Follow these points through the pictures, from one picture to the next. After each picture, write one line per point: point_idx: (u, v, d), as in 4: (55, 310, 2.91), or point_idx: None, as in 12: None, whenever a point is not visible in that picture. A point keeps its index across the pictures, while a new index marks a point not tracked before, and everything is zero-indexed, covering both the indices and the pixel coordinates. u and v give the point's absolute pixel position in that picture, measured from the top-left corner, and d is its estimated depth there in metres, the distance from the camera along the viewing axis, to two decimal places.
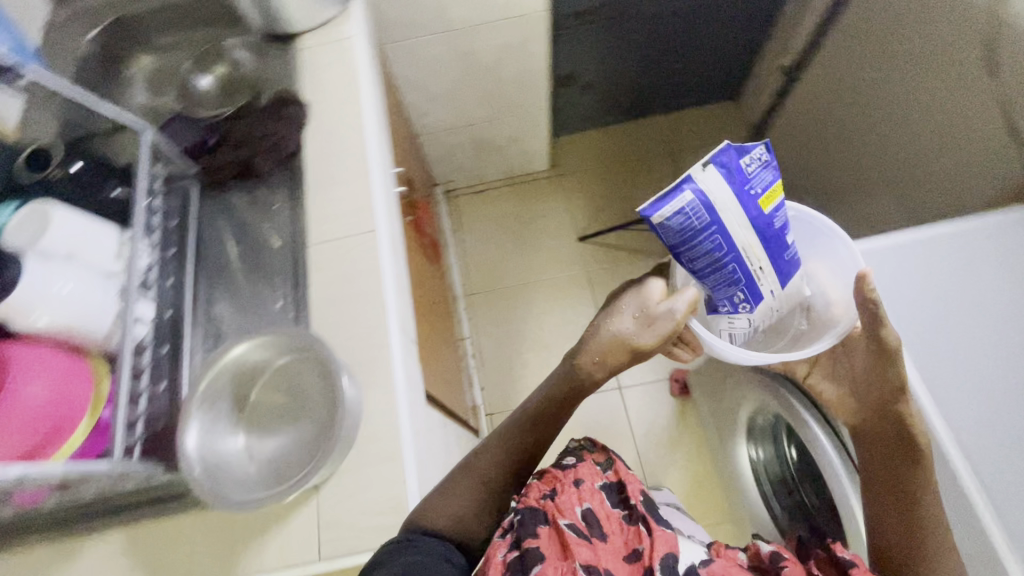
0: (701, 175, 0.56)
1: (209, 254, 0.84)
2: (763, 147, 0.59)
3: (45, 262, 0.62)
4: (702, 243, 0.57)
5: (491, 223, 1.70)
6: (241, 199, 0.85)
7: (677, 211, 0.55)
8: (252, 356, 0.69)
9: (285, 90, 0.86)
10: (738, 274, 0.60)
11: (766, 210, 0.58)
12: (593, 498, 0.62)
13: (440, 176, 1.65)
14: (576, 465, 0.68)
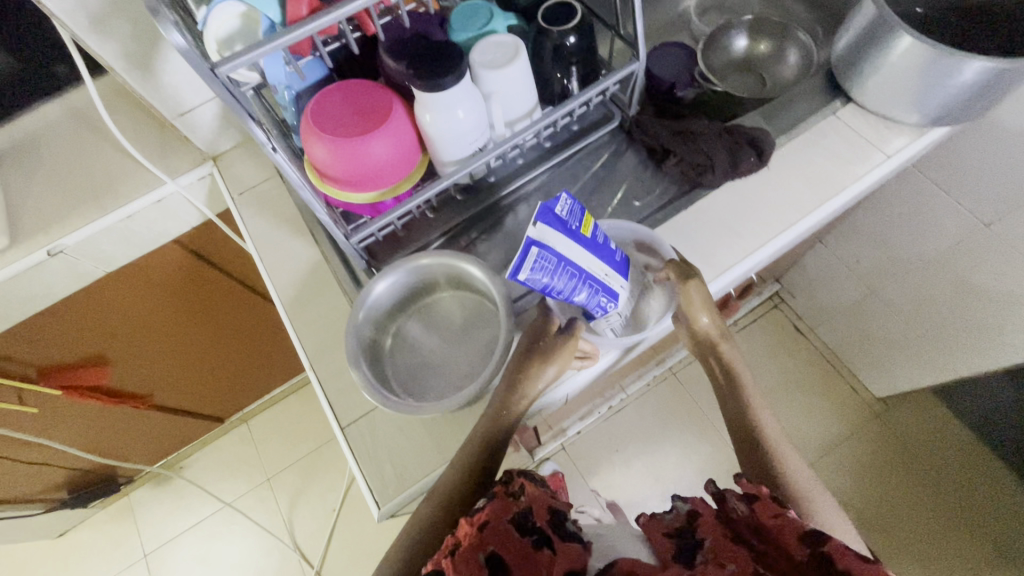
0: (534, 232, 0.51)
1: (526, 206, 0.72)
2: (562, 195, 0.55)
3: (471, 87, 0.57)
4: (559, 285, 0.55)
5: (773, 344, 1.50)
6: (601, 182, 0.73)
7: (532, 268, 0.52)
8: (421, 268, 0.62)
9: (755, 143, 0.68)
10: (594, 287, 0.58)
11: (589, 232, 0.57)
12: (503, 536, 0.48)
13: (820, 257, 1.27)
14: (479, 514, 0.51)
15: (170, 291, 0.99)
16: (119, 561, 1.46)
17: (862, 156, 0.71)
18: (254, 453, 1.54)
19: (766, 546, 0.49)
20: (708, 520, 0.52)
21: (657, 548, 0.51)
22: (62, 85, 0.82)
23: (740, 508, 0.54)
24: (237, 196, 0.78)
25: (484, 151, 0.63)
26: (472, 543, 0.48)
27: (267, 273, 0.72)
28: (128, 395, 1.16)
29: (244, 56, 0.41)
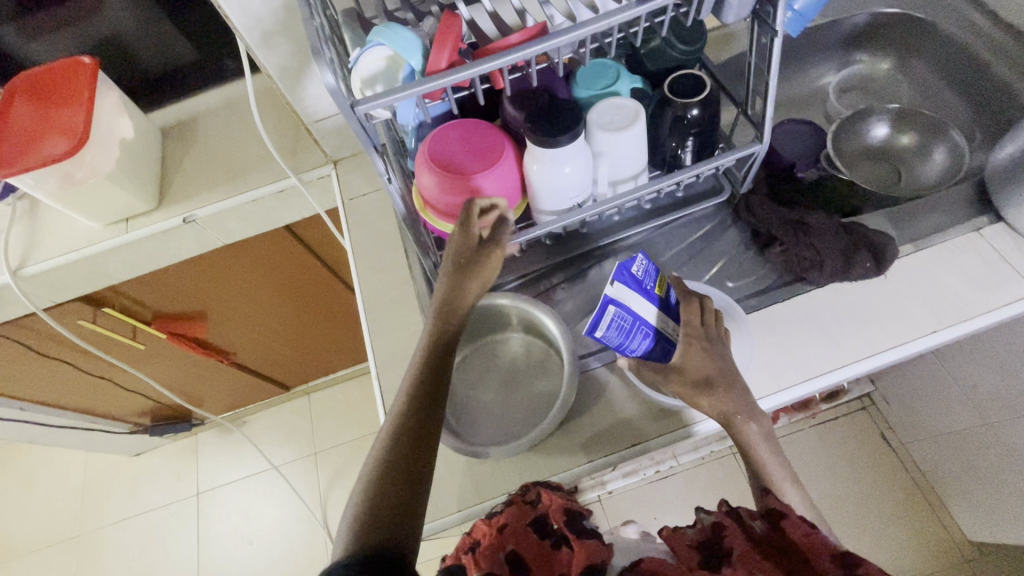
0: (613, 290, 0.51)
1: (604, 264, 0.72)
2: (639, 254, 0.54)
3: (583, 146, 0.58)
4: (632, 343, 0.54)
5: (857, 451, 1.35)
6: (699, 251, 0.71)
7: (608, 327, 0.51)
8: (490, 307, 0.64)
9: (872, 245, 0.63)
10: (664, 344, 0.56)
11: (661, 290, 0.56)
12: (519, 536, 0.48)
13: (928, 372, 1.14)
14: (497, 517, 0.51)
15: (271, 268, 1.09)
16: (176, 492, 1.62)
17: (1002, 284, 0.62)
18: (309, 425, 1.64)
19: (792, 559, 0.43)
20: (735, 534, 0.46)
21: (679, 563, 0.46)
22: (228, 77, 0.94)
23: (759, 526, 0.47)
24: (347, 200, 0.84)
25: (581, 208, 0.64)
26: (493, 540, 0.48)
27: (357, 278, 0.77)
28: (217, 349, 1.29)
29: (381, 99, 0.44)
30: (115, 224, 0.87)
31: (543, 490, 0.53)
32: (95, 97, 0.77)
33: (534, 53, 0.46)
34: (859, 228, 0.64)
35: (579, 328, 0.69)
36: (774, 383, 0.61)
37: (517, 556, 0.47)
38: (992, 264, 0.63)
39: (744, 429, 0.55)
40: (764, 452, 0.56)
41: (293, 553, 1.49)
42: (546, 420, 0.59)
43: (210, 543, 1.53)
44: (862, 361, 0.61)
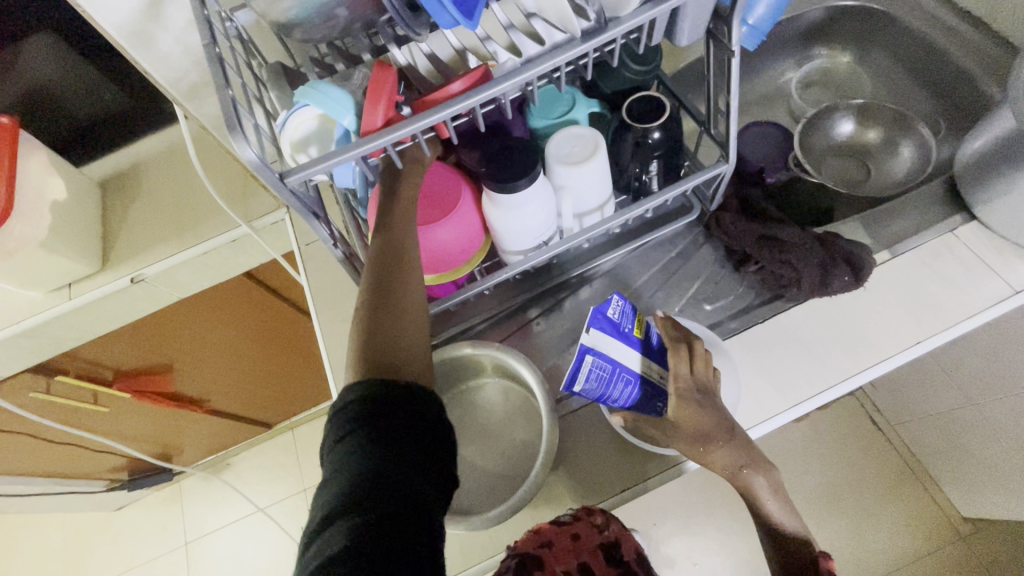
0: (588, 338, 0.48)
1: (573, 290, 0.70)
2: (614, 295, 0.51)
3: (543, 183, 0.55)
4: (614, 391, 0.51)
5: (847, 435, 1.35)
6: (672, 272, 0.69)
7: (587, 379, 0.48)
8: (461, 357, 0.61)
9: (849, 257, 0.61)
10: (648, 389, 0.53)
11: (640, 331, 0.53)
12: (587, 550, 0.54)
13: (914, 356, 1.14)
14: (574, 520, 0.55)
15: (235, 315, 1.03)
16: (163, 544, 1.56)
17: (981, 284, 0.61)
18: (295, 461, 1.59)
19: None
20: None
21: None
22: (165, 121, 0.88)
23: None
24: (304, 245, 0.80)
25: (547, 244, 0.61)
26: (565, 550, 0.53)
27: (321, 330, 0.72)
28: (188, 399, 1.23)
29: (314, 166, 0.40)
30: (56, 291, 0.81)
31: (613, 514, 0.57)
32: (16, 160, 0.71)
33: (478, 102, 0.42)
34: (835, 241, 0.62)
35: (557, 366, 0.66)
36: (764, 413, 0.59)
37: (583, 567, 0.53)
38: (972, 265, 0.62)
39: (752, 481, 0.53)
40: (778, 508, 0.53)
41: None
42: (530, 482, 0.53)
43: None
44: (849, 378, 0.59)
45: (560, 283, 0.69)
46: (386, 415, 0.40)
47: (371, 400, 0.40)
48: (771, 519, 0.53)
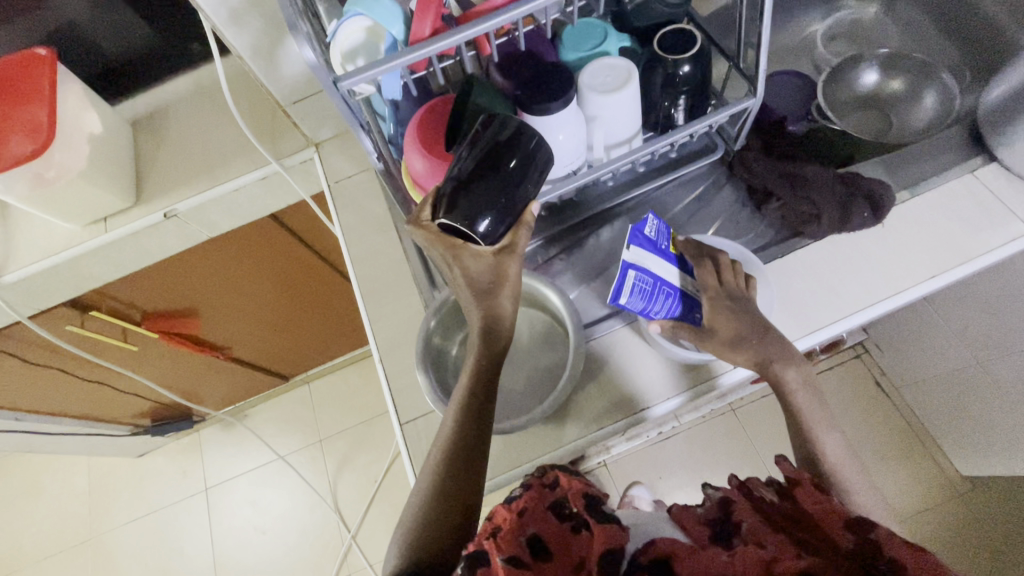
0: (630, 254, 0.50)
1: (596, 224, 0.72)
2: (649, 216, 0.53)
3: (575, 110, 0.57)
4: (655, 305, 0.54)
5: (852, 396, 1.38)
6: (693, 210, 0.71)
7: (632, 292, 0.50)
8: None
9: (866, 193, 0.63)
10: (683, 302, 0.57)
11: (672, 248, 0.57)
12: (538, 517, 0.46)
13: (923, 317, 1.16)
14: (515, 501, 0.48)
15: (260, 259, 1.06)
16: (185, 488, 1.62)
17: (998, 224, 0.62)
18: (311, 414, 1.64)
19: (802, 529, 0.45)
20: (745, 505, 0.48)
21: (691, 534, 0.47)
22: (195, 61, 0.89)
23: (769, 495, 0.50)
24: (333, 183, 0.82)
25: (575, 174, 0.63)
26: (510, 524, 0.45)
27: (351, 262, 0.75)
28: (212, 345, 1.27)
29: (366, 72, 0.42)
30: (93, 225, 0.84)
31: (560, 473, 0.51)
32: (57, 90, 0.72)
33: (525, 13, 0.43)
34: (855, 181, 0.64)
35: (581, 296, 0.69)
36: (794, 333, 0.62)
37: (536, 537, 0.44)
38: (988, 204, 0.64)
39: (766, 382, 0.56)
40: (804, 397, 0.58)
41: (307, 539, 1.50)
42: (558, 390, 0.58)
43: (224, 536, 1.54)
44: (863, 308, 0.61)
45: (585, 217, 0.71)
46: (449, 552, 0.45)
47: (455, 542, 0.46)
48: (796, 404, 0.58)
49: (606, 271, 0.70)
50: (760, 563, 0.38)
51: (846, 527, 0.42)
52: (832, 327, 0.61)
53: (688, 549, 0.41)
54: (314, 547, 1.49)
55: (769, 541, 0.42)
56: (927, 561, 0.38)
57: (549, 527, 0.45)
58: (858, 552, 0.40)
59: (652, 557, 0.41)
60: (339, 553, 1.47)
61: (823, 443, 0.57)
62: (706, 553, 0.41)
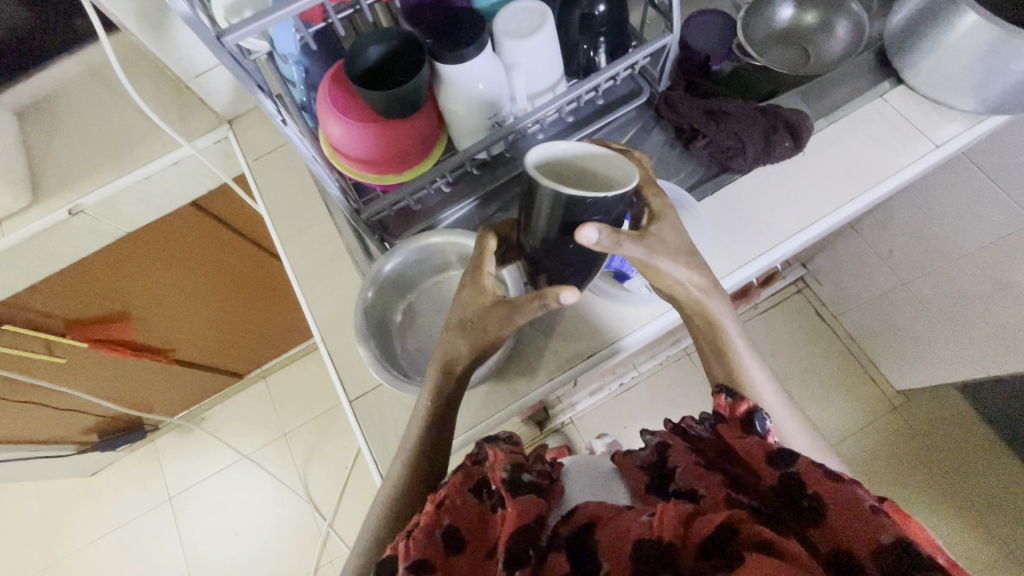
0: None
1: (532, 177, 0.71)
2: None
3: (491, 56, 0.55)
4: None
5: (797, 329, 1.45)
6: (625, 156, 0.71)
7: None
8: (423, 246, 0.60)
9: (787, 122, 0.64)
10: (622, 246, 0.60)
11: None
12: (456, 505, 0.47)
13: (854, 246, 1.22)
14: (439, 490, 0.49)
15: (188, 252, 0.99)
16: (146, 501, 1.55)
17: (907, 144, 0.66)
18: (272, 409, 1.59)
19: (735, 468, 0.46)
20: (677, 448, 0.49)
21: (628, 481, 0.50)
22: (81, 40, 0.81)
23: (701, 430, 0.52)
24: (252, 160, 0.77)
25: (500, 126, 0.61)
26: (427, 518, 0.46)
27: (281, 241, 0.71)
28: (152, 349, 1.20)
29: (250, 24, 0.39)
30: None
31: (487, 446, 0.52)
32: None
33: None
34: (776, 111, 0.65)
35: None
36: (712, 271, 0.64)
37: (454, 529, 0.46)
38: (897, 127, 0.66)
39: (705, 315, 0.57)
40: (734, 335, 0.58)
41: (282, 533, 1.47)
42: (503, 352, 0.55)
43: (196, 541, 1.50)
44: (790, 236, 0.64)
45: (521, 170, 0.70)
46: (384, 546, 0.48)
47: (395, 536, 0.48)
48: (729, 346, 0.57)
49: None
50: (679, 521, 0.39)
51: (771, 464, 0.44)
52: (764, 257, 0.64)
53: (613, 512, 0.43)
54: (290, 540, 1.47)
55: (697, 484, 0.44)
56: (844, 490, 0.40)
57: (467, 513, 0.47)
58: (785, 488, 0.42)
59: (573, 526, 0.43)
60: (318, 542, 1.44)
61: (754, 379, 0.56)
62: (629, 515, 0.42)
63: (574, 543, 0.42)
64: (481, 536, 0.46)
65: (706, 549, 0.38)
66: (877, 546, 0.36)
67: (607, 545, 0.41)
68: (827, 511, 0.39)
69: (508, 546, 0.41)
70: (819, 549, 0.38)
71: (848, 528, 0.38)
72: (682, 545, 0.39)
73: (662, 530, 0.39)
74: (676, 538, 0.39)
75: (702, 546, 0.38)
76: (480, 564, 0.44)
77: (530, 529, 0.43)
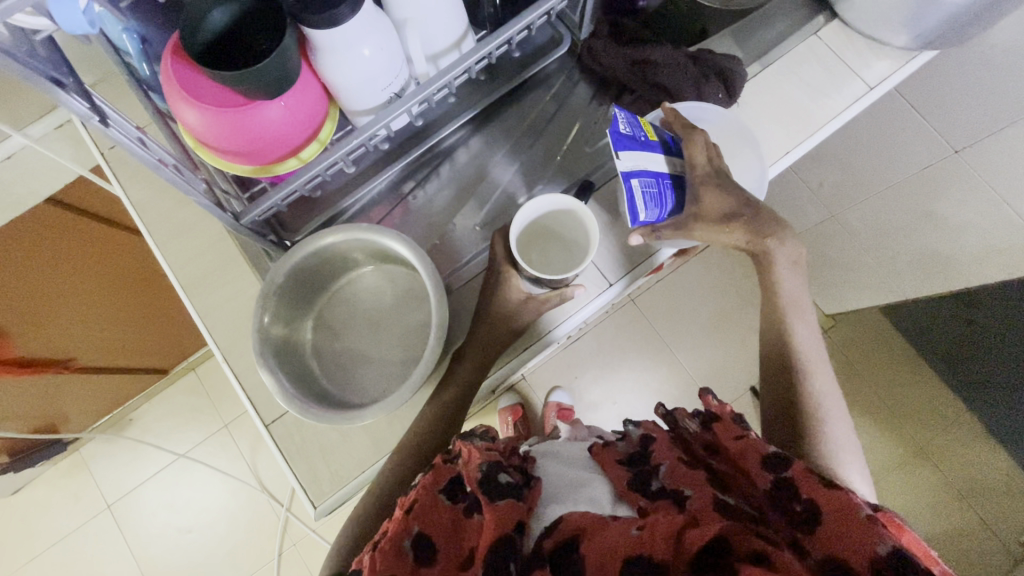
0: (626, 164, 0.48)
1: (450, 144, 0.64)
2: (616, 111, 0.49)
3: (375, 14, 0.45)
4: (665, 201, 0.53)
5: None
6: (550, 117, 0.64)
7: (644, 200, 0.49)
8: (313, 249, 0.51)
9: (720, 69, 0.59)
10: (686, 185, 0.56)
11: (651, 133, 0.53)
12: (427, 511, 0.44)
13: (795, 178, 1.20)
14: (411, 494, 0.47)
15: (66, 252, 0.80)
16: (80, 513, 1.42)
17: (842, 86, 0.62)
18: (207, 401, 1.46)
19: (725, 466, 0.47)
20: (662, 445, 0.49)
21: (609, 476, 0.47)
22: None
23: (694, 428, 0.53)
24: (106, 148, 0.63)
25: (401, 96, 0.52)
26: (395, 528, 0.43)
27: (158, 249, 0.60)
28: (50, 362, 0.97)
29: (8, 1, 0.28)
30: None
31: (461, 445, 0.49)
32: None
33: None
34: (706, 56, 0.59)
35: (449, 232, 0.62)
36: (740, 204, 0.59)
37: (424, 539, 0.42)
38: (831, 65, 0.62)
39: None
40: (804, 326, 0.58)
41: (240, 524, 1.40)
42: (426, 358, 0.48)
43: (147, 545, 1.40)
44: None
45: (438, 138, 0.62)
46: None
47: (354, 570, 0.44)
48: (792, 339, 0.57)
49: (472, 195, 0.63)
50: (671, 535, 0.37)
51: (766, 470, 0.44)
52: None
53: (599, 522, 0.40)
54: (247, 530, 1.39)
55: (684, 486, 0.44)
56: (840, 498, 0.39)
57: (440, 520, 0.44)
58: (776, 494, 0.42)
59: (558, 540, 0.39)
60: (278, 528, 1.38)
61: (814, 387, 0.55)
62: (617, 526, 0.39)
63: (559, 559, 0.38)
64: (456, 545, 0.43)
65: (699, 564, 0.36)
66: (873, 556, 0.35)
67: (593, 560, 0.37)
68: (822, 520, 0.39)
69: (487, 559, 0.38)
70: (811, 555, 0.37)
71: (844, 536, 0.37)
72: (675, 560, 0.36)
73: (653, 548, 0.36)
74: (668, 557, 0.36)
75: (697, 560, 0.36)
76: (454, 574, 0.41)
77: (509, 539, 0.39)
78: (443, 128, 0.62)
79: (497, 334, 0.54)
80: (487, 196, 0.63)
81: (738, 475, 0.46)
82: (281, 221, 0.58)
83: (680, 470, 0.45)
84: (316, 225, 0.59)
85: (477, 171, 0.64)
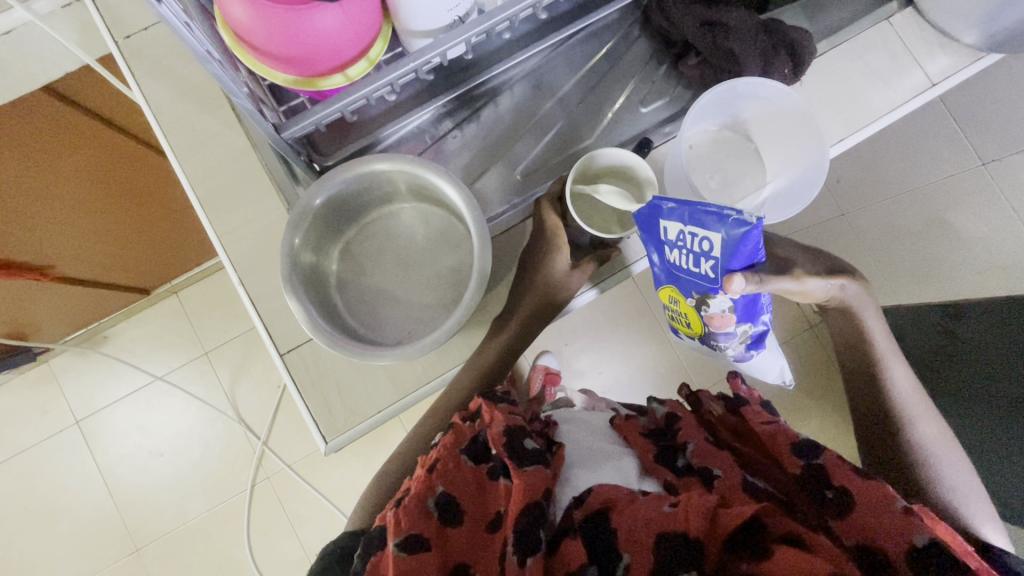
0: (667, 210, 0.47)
1: (496, 85, 0.60)
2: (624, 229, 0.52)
3: None
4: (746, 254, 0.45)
5: None
6: (605, 72, 0.62)
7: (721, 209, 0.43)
8: (352, 174, 0.48)
9: (790, 45, 0.56)
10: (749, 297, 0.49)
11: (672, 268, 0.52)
12: (450, 470, 0.44)
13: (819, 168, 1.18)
14: (432, 454, 0.47)
15: (64, 152, 0.73)
16: (47, 426, 1.37)
17: (903, 77, 0.60)
18: (188, 326, 1.40)
19: (751, 450, 0.53)
20: (689, 424, 0.52)
21: (637, 452, 0.50)
22: None
23: (717, 408, 0.59)
24: (122, 40, 0.57)
25: (463, 22, 0.48)
26: (418, 487, 0.43)
27: (176, 157, 0.56)
28: (26, 265, 0.91)
29: None
30: None
31: (482, 405, 0.50)
32: None
33: None
34: (781, 26, 0.56)
35: (490, 178, 0.60)
36: (797, 194, 0.56)
37: (447, 499, 0.43)
38: (899, 54, 0.61)
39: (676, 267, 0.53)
40: (903, 376, 0.59)
41: (214, 453, 1.37)
42: (464, 305, 0.47)
43: (115, 464, 1.37)
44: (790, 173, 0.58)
45: (487, 76, 0.59)
46: (367, 540, 0.43)
47: (374, 530, 0.44)
48: (890, 389, 0.58)
49: (518, 143, 0.60)
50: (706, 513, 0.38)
51: (795, 454, 0.48)
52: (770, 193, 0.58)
53: (628, 498, 0.41)
54: (221, 460, 1.37)
55: (713, 464, 0.45)
56: (871, 487, 0.43)
57: (463, 480, 0.44)
58: (807, 479, 0.46)
59: (588, 511, 0.40)
60: (251, 461, 1.35)
61: (908, 412, 0.58)
62: (647, 503, 0.40)
63: (588, 530, 0.39)
64: (481, 507, 0.43)
65: (732, 543, 0.36)
66: (907, 547, 0.39)
67: (625, 532, 0.38)
68: (855, 504, 0.43)
69: (517, 526, 0.38)
70: (844, 540, 0.41)
71: (876, 525, 0.41)
72: (708, 537, 0.37)
73: (686, 525, 0.37)
74: (701, 532, 0.36)
75: (730, 539, 0.37)
76: (479, 536, 0.41)
77: (539, 505, 0.39)
78: (496, 66, 0.58)
79: (533, 290, 0.53)
80: (532, 146, 0.60)
81: (769, 459, 0.50)
82: (309, 142, 0.55)
83: (703, 447, 0.47)
84: (350, 151, 0.56)
85: (521, 117, 0.61)
